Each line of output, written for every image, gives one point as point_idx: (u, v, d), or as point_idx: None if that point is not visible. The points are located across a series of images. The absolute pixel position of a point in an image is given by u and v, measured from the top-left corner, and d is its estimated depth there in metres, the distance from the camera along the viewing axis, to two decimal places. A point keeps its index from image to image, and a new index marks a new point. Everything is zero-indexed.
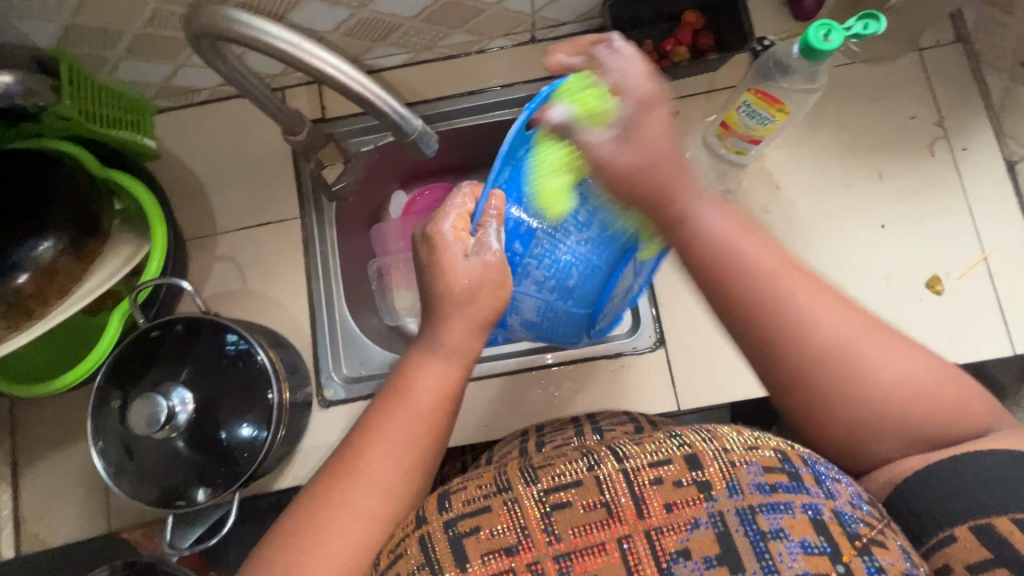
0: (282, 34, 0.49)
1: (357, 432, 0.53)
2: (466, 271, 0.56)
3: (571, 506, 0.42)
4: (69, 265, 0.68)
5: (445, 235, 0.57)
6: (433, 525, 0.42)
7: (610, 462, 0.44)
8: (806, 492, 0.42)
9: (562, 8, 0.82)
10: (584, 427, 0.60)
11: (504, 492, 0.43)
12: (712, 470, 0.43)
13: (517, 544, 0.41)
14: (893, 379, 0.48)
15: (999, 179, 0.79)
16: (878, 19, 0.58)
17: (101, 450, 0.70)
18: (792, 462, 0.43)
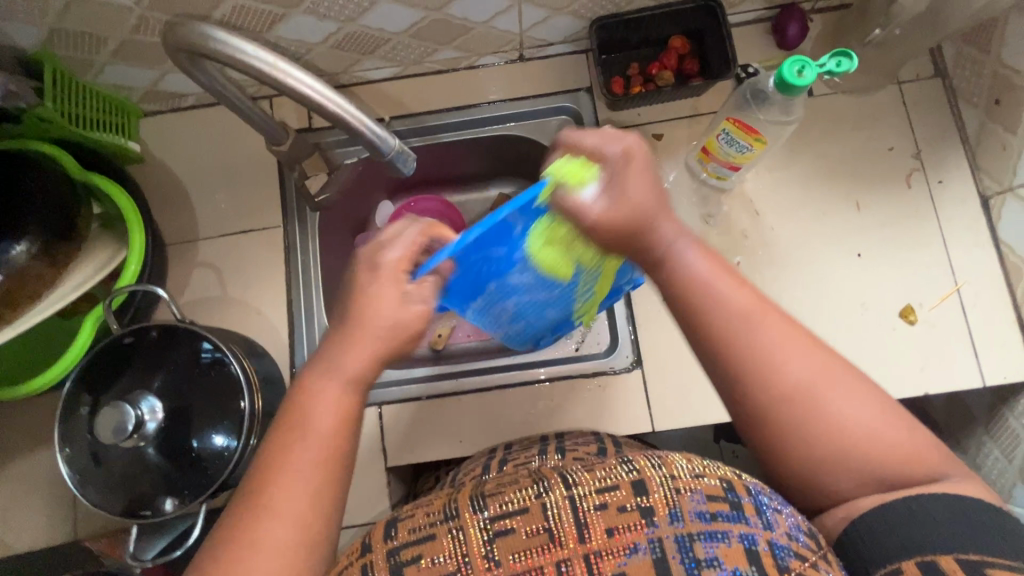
0: (257, 52, 0.49)
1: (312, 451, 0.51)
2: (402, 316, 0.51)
3: (514, 532, 0.41)
4: (41, 271, 0.66)
5: (381, 270, 0.52)
6: (377, 554, 0.40)
7: (559, 490, 0.42)
8: (745, 522, 0.41)
9: (550, 29, 0.83)
10: (550, 445, 0.60)
11: (450, 520, 0.42)
12: (657, 496, 0.41)
13: (456, 572, 0.40)
14: (864, 425, 0.47)
15: (972, 212, 0.80)
16: (850, 57, 0.59)
17: (67, 457, 0.69)
18: (735, 492, 0.42)
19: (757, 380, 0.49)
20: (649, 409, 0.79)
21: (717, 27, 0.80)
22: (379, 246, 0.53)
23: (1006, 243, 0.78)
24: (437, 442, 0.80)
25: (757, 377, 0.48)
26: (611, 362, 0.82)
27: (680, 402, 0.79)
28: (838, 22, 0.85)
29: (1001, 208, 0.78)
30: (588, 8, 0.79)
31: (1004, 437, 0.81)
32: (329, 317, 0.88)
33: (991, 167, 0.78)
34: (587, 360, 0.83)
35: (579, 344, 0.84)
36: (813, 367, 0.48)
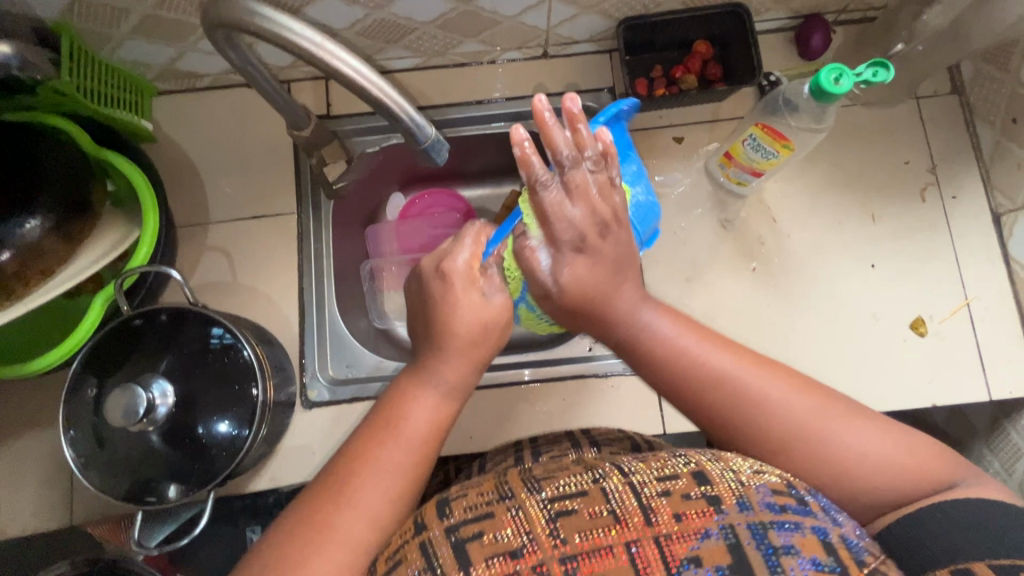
0: (304, 31, 0.49)
1: (354, 446, 0.51)
2: (473, 309, 0.55)
3: (577, 512, 0.41)
4: (55, 247, 0.65)
5: (458, 268, 0.55)
6: (435, 531, 0.41)
7: (617, 476, 0.44)
8: (814, 516, 0.42)
9: (576, 27, 0.82)
10: (580, 441, 0.60)
11: (506, 499, 0.43)
12: (722, 486, 0.42)
13: (522, 548, 0.40)
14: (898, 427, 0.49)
15: (984, 229, 0.82)
16: (887, 67, 0.59)
17: (71, 439, 0.67)
18: (796, 488, 0.44)
19: (791, 386, 0.50)
20: (661, 411, 0.79)
21: (743, 33, 0.81)
22: (445, 250, 0.57)
23: (1015, 260, 0.79)
24: (447, 438, 0.80)
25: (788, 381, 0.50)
26: (624, 363, 0.81)
27: None
28: (861, 35, 0.86)
29: (1013, 225, 0.79)
30: (617, 8, 0.79)
31: (1005, 449, 0.83)
32: (340, 307, 0.87)
33: (1005, 184, 0.80)
34: (600, 360, 0.82)
35: (593, 343, 0.83)
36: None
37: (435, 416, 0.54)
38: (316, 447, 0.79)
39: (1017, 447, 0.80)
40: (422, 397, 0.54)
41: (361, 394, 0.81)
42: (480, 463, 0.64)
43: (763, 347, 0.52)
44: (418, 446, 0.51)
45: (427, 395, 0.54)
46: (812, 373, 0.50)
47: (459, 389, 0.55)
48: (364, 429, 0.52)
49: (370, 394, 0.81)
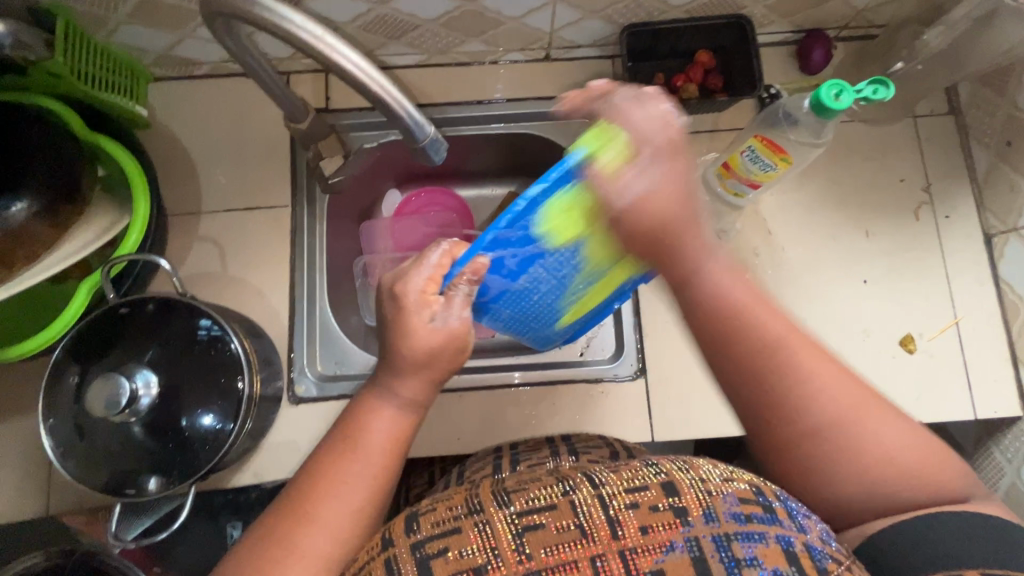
0: (306, 23, 0.48)
1: (327, 449, 0.52)
2: (427, 337, 0.51)
3: (544, 527, 0.41)
4: (40, 231, 0.64)
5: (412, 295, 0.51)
6: (400, 548, 0.41)
7: (586, 488, 0.43)
8: (780, 524, 0.42)
9: (580, 31, 0.82)
10: (560, 448, 0.60)
11: (475, 514, 0.42)
12: (689, 497, 0.42)
13: (486, 564, 0.40)
14: (888, 439, 0.48)
15: (975, 249, 0.82)
16: (887, 86, 0.60)
17: (50, 427, 0.66)
18: (764, 495, 0.44)
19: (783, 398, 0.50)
20: (650, 419, 0.79)
21: (745, 46, 0.81)
22: (402, 269, 0.53)
23: (1005, 281, 0.80)
24: (435, 438, 0.79)
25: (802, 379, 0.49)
26: (615, 369, 0.81)
27: (682, 414, 0.79)
28: (861, 52, 0.86)
29: (1003, 247, 0.80)
30: (620, 14, 0.79)
31: (987, 468, 0.84)
32: (331, 303, 0.86)
33: (997, 207, 0.81)
34: (591, 366, 0.82)
35: (584, 348, 0.83)
36: (838, 382, 0.50)
37: (395, 428, 0.53)
38: (301, 444, 0.78)
39: (1000, 467, 0.82)
40: (412, 399, 0.54)
41: (349, 391, 0.80)
42: (463, 468, 0.64)
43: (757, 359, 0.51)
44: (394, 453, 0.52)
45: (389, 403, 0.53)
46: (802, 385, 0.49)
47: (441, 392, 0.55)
48: (352, 428, 0.52)
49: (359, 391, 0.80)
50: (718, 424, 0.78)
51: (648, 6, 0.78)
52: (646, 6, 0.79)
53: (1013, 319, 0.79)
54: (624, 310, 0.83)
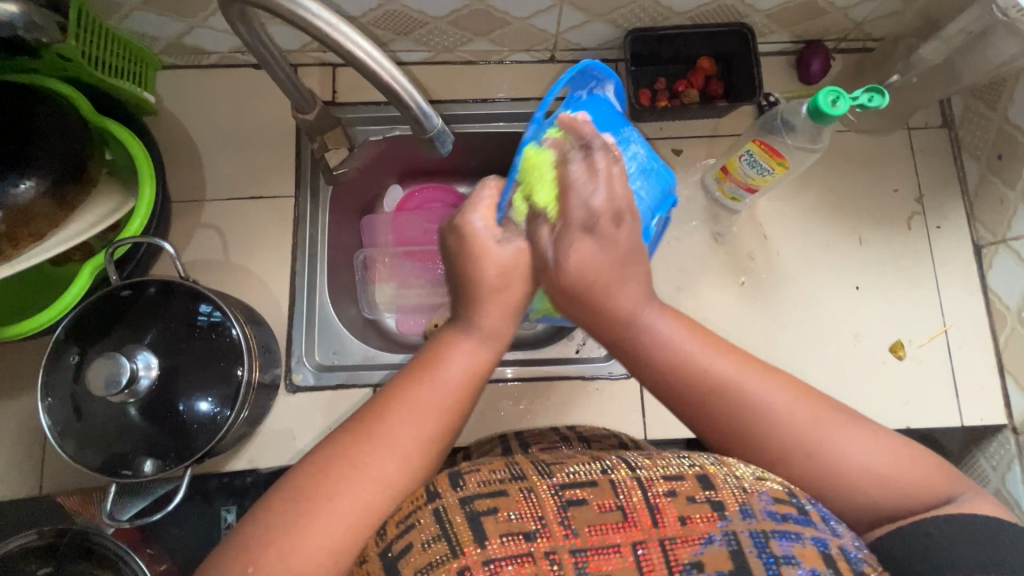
0: (321, 12, 0.49)
1: (404, 381, 0.52)
2: (499, 257, 0.56)
3: (588, 503, 0.42)
4: (48, 211, 0.64)
5: (476, 228, 0.56)
6: (448, 498, 0.42)
7: (624, 470, 0.45)
8: (814, 527, 0.42)
9: (585, 34, 0.84)
10: (571, 438, 0.60)
11: (519, 480, 0.43)
12: (726, 491, 0.43)
13: (536, 531, 0.41)
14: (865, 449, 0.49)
15: (965, 259, 0.84)
16: (882, 93, 0.61)
17: (48, 406, 0.67)
18: (797, 497, 0.45)
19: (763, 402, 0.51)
20: (643, 417, 0.80)
21: (746, 52, 0.83)
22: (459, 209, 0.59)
23: (993, 291, 0.82)
24: None
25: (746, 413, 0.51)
26: (610, 367, 0.82)
27: (674, 413, 0.80)
28: (858, 63, 0.88)
29: (992, 258, 0.82)
30: (625, 18, 0.81)
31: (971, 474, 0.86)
32: (331, 294, 0.87)
33: (987, 218, 0.83)
34: (586, 362, 0.83)
35: (580, 346, 0.85)
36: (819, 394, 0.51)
37: (474, 361, 0.55)
38: (297, 432, 0.78)
39: (984, 474, 0.83)
40: (477, 340, 0.55)
41: (346, 381, 0.81)
42: (466, 453, 0.65)
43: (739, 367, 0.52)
44: (452, 390, 0.52)
45: (467, 343, 0.55)
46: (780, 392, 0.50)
47: (505, 333, 0.57)
48: (379, 397, 0.52)
49: (356, 381, 0.81)
50: None
51: (653, 11, 0.80)
52: (650, 11, 0.80)
53: (1000, 329, 0.81)
54: None
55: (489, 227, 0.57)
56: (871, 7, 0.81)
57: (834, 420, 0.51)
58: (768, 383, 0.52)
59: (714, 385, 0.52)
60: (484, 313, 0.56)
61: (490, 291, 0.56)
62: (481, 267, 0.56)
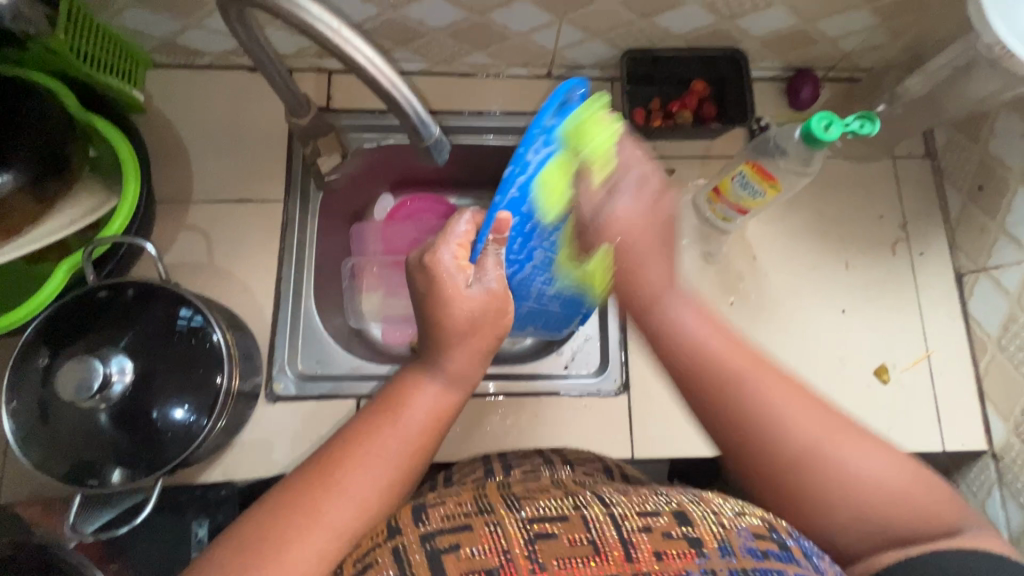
0: (323, 15, 0.48)
1: (364, 423, 0.51)
2: (469, 301, 0.55)
3: (557, 538, 0.41)
4: (25, 206, 0.62)
5: (445, 264, 0.56)
6: (408, 537, 0.41)
7: (597, 507, 0.44)
8: (797, 563, 0.40)
9: (582, 52, 0.85)
10: (555, 460, 0.61)
11: (485, 514, 0.43)
12: (703, 528, 0.42)
13: (500, 566, 0.39)
14: (865, 474, 0.48)
15: (947, 287, 0.86)
16: (873, 121, 0.62)
17: (12, 410, 0.64)
18: (778, 532, 0.43)
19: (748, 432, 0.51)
20: (631, 436, 0.79)
21: (739, 77, 0.84)
22: (430, 245, 0.58)
23: (974, 318, 0.84)
24: None
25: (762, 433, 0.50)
26: (599, 385, 0.81)
27: (662, 433, 0.79)
28: (847, 92, 0.90)
29: (974, 285, 0.84)
30: (623, 38, 0.82)
31: None
32: (317, 301, 0.85)
33: (968, 247, 0.84)
34: (575, 379, 0.82)
35: (569, 362, 0.84)
36: (815, 427, 0.50)
37: (437, 405, 0.53)
38: (275, 443, 0.76)
39: None
40: (442, 383, 0.54)
41: (329, 392, 0.79)
42: (453, 472, 0.64)
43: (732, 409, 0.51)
44: (413, 437, 0.51)
45: (430, 388, 0.54)
46: (780, 426, 0.50)
47: (472, 374, 0.56)
48: (349, 429, 0.51)
49: (340, 392, 0.78)
50: (696, 444, 0.79)
51: (650, 33, 0.81)
52: (647, 33, 0.81)
53: (981, 355, 0.82)
54: (610, 326, 0.84)
55: (458, 264, 0.56)
56: (859, 39, 0.83)
57: (847, 437, 0.50)
58: (782, 397, 0.51)
59: (725, 390, 0.52)
60: (452, 357, 0.55)
61: (456, 336, 0.55)
62: (447, 309, 0.54)
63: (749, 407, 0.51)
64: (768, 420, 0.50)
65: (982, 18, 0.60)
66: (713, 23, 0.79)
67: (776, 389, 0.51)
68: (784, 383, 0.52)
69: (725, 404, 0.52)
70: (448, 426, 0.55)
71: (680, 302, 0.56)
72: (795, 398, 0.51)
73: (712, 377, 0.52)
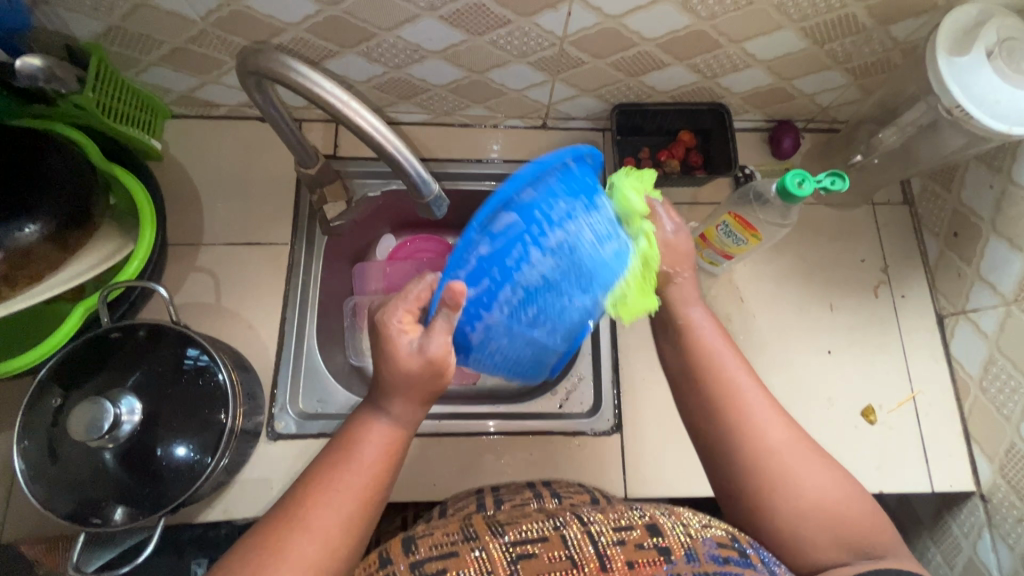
0: (334, 89, 0.53)
1: (321, 463, 0.53)
2: (408, 363, 0.51)
3: (537, 556, 0.43)
4: (48, 254, 0.65)
5: (390, 324, 0.52)
6: (399, 565, 0.43)
7: (576, 525, 0.46)
8: (754, 569, 0.44)
9: (575, 106, 0.90)
10: (542, 491, 0.62)
11: (470, 541, 0.45)
12: (671, 538, 0.45)
13: None
14: (826, 494, 0.54)
15: (929, 328, 0.89)
16: (843, 177, 0.65)
17: (22, 449, 0.66)
18: (739, 541, 0.47)
19: (731, 419, 0.57)
20: (624, 475, 0.81)
21: (723, 130, 0.89)
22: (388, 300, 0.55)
23: (956, 359, 0.86)
24: (410, 484, 0.79)
25: (745, 436, 0.56)
26: (592, 424, 0.83)
27: (655, 472, 0.81)
28: (826, 143, 0.95)
29: (954, 328, 0.86)
30: (613, 94, 0.87)
31: (946, 541, 0.87)
32: (319, 341, 0.88)
33: (948, 290, 0.88)
34: (568, 418, 0.84)
35: (563, 401, 0.86)
36: (791, 447, 0.56)
37: (385, 441, 0.54)
38: (275, 481, 0.77)
39: (957, 542, 0.85)
40: (388, 421, 0.54)
41: (330, 430, 0.80)
42: (445, 505, 0.66)
43: (728, 427, 0.57)
44: (367, 469, 0.52)
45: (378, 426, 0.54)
46: (760, 436, 0.56)
47: (417, 414, 0.55)
48: (309, 473, 0.53)
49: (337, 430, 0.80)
50: (688, 484, 0.80)
51: (638, 90, 0.87)
52: (635, 89, 0.87)
53: (965, 397, 0.84)
54: (603, 365, 0.86)
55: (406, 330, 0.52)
56: (835, 95, 0.89)
57: (816, 463, 0.56)
58: (765, 414, 0.57)
59: (720, 393, 0.58)
60: (390, 401, 0.53)
61: (394, 385, 0.53)
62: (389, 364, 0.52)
63: (729, 414, 0.57)
64: (751, 429, 0.56)
65: (941, 83, 0.65)
66: (697, 81, 0.85)
67: (761, 404, 0.58)
68: (766, 402, 0.58)
69: (709, 395, 0.59)
70: (401, 458, 0.55)
71: (693, 322, 0.62)
72: (772, 416, 0.57)
73: (713, 391, 0.59)
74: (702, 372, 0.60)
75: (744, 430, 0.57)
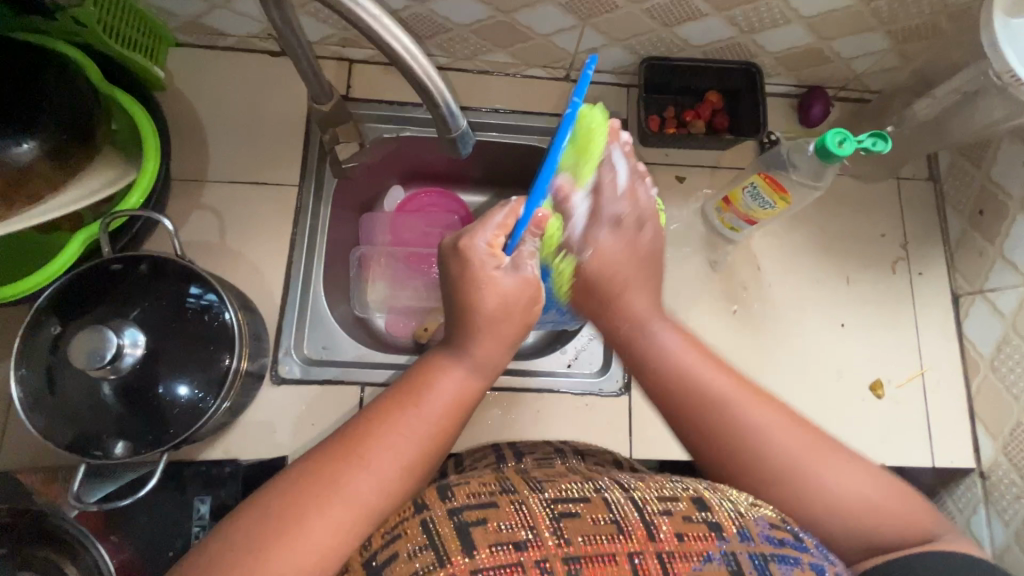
0: (364, 2, 0.49)
1: (389, 401, 0.50)
2: (499, 288, 0.53)
3: (581, 516, 0.42)
4: (46, 172, 0.62)
5: (480, 249, 0.53)
6: (436, 511, 0.42)
7: (618, 490, 0.46)
8: (810, 552, 0.43)
9: (601, 57, 0.86)
10: (566, 448, 0.62)
11: (511, 493, 0.44)
12: (722, 514, 0.44)
13: (527, 541, 0.40)
14: (846, 497, 0.50)
15: (942, 307, 0.88)
16: (885, 140, 0.64)
17: (20, 377, 0.64)
18: (790, 524, 0.46)
19: (727, 439, 0.53)
20: (630, 436, 0.80)
21: (753, 92, 0.85)
22: (468, 228, 0.56)
23: (969, 338, 0.85)
24: None
25: (732, 451, 0.52)
26: (601, 385, 0.82)
27: (661, 435, 0.80)
28: (855, 112, 0.93)
29: (969, 307, 0.86)
30: (642, 45, 0.83)
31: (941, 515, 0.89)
32: (325, 288, 0.86)
33: (966, 270, 0.87)
34: (578, 378, 0.83)
35: (571, 361, 0.85)
36: (798, 452, 0.52)
37: (461, 391, 0.52)
38: (278, 425, 0.76)
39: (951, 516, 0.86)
40: (467, 369, 0.53)
41: (333, 377, 0.79)
42: (460, 459, 0.66)
43: (724, 441, 0.53)
44: (436, 419, 0.50)
45: (456, 369, 0.52)
46: (765, 441, 0.52)
47: (497, 364, 0.54)
48: (360, 422, 0.49)
49: (343, 378, 0.79)
50: None
51: (669, 42, 0.83)
52: (667, 42, 0.83)
53: (973, 375, 0.84)
54: None
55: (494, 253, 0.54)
56: (871, 61, 0.85)
57: (825, 459, 0.52)
58: (756, 419, 0.53)
59: (711, 405, 0.54)
60: (478, 342, 0.53)
61: (487, 322, 0.53)
62: (479, 294, 0.53)
63: (726, 436, 0.53)
64: (751, 438, 0.52)
65: (993, 45, 0.62)
66: (732, 36, 0.81)
67: (744, 395, 0.54)
68: (757, 397, 0.55)
69: (699, 429, 0.54)
70: (470, 412, 0.53)
71: (663, 344, 0.58)
72: (773, 413, 0.54)
73: (693, 395, 0.55)
74: (690, 404, 0.55)
75: (736, 443, 0.53)
